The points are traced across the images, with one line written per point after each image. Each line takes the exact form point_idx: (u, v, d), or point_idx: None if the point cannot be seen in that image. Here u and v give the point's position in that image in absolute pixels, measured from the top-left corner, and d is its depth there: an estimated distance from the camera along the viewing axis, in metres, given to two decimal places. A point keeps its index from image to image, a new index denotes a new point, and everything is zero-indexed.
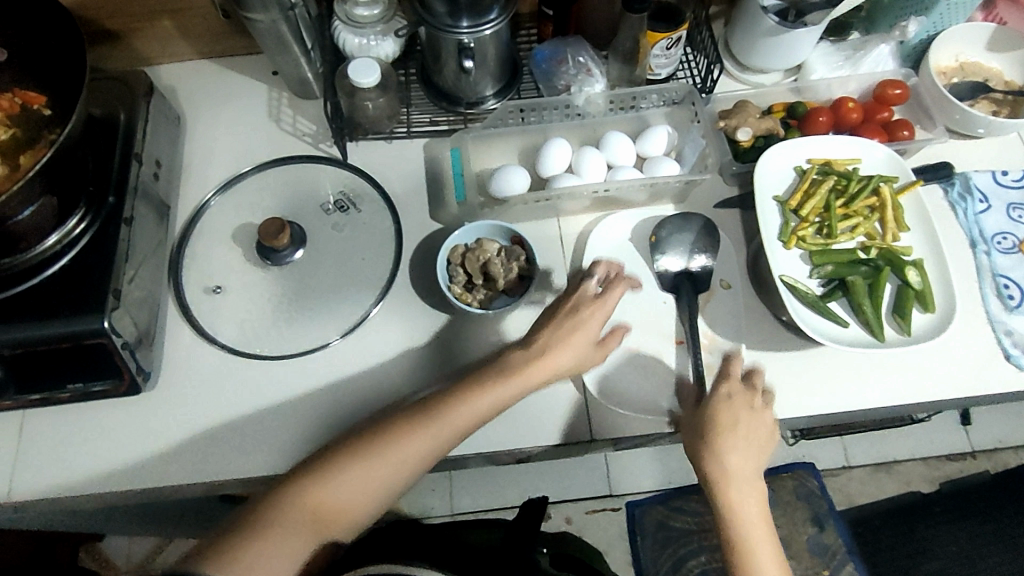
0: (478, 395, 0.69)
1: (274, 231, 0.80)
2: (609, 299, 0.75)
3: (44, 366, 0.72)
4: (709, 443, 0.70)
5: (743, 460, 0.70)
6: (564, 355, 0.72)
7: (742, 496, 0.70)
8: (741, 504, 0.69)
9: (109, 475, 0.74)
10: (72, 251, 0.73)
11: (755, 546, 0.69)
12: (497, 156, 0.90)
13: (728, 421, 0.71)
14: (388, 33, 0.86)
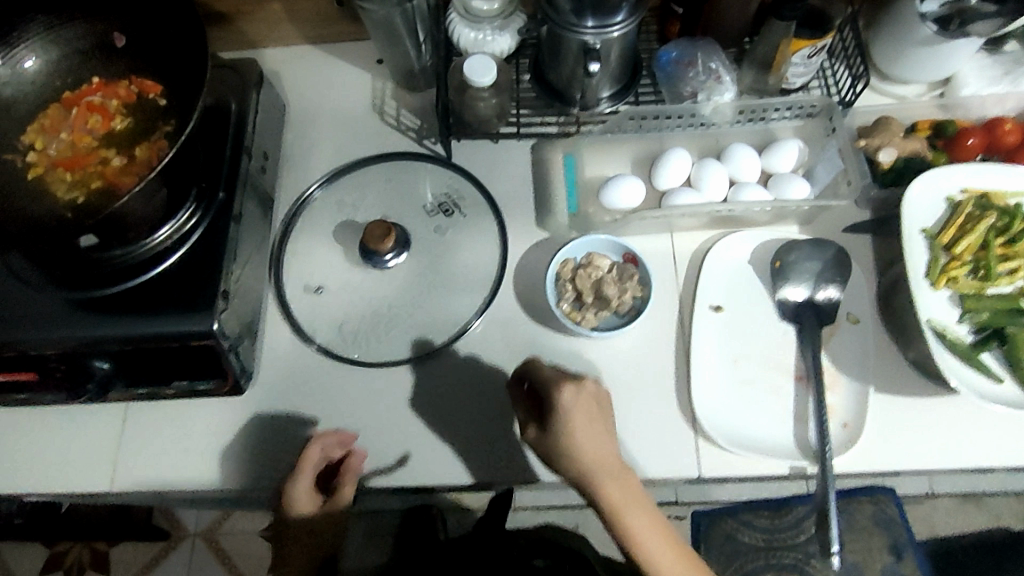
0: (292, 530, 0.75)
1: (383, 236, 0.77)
2: (311, 462, 0.70)
3: (152, 364, 0.72)
4: (569, 458, 0.62)
5: (605, 465, 0.63)
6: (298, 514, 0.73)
7: (630, 501, 0.63)
8: (627, 510, 0.63)
9: (208, 470, 0.74)
10: (183, 247, 0.72)
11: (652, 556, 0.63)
12: (610, 164, 0.85)
13: (586, 435, 0.62)
14: (506, 28, 0.82)
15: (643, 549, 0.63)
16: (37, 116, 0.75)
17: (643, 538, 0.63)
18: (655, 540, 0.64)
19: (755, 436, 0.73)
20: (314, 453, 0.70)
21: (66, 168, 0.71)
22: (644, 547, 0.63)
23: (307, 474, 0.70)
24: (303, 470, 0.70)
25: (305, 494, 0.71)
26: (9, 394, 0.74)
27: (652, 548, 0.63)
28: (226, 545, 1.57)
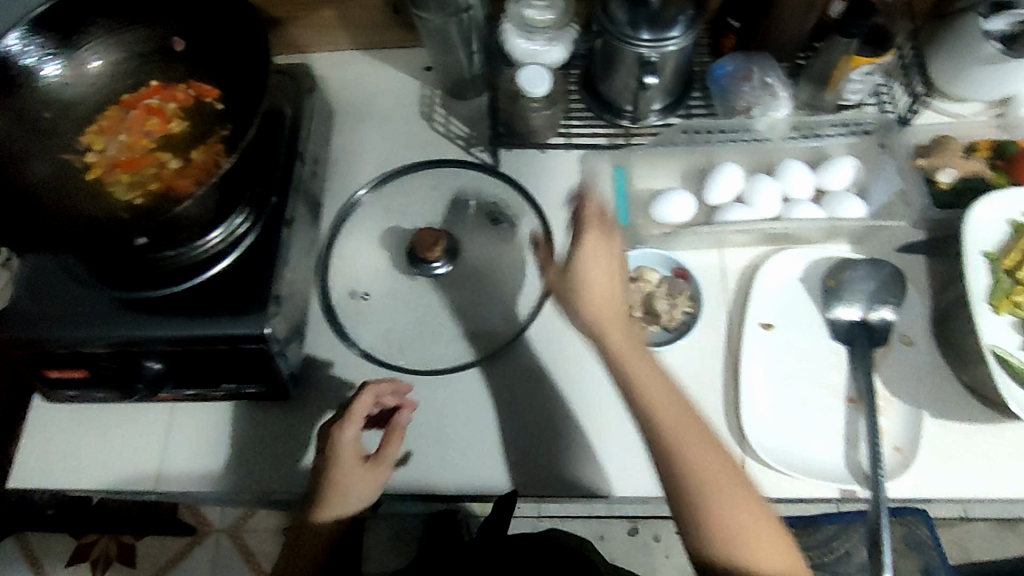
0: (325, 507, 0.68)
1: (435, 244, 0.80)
2: (362, 409, 0.68)
3: (202, 368, 0.72)
4: (585, 302, 0.65)
5: (607, 298, 0.65)
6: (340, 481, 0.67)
7: (644, 375, 0.63)
8: (641, 373, 0.63)
9: (251, 473, 0.74)
10: (235, 251, 0.73)
11: (677, 450, 0.60)
12: (659, 177, 0.85)
13: (600, 270, 0.65)
14: (559, 39, 0.82)
15: (643, 405, 0.62)
16: (96, 117, 0.75)
17: (671, 434, 0.61)
18: (683, 437, 0.61)
19: (804, 458, 0.71)
20: (366, 399, 0.68)
21: (124, 169, 0.72)
22: (666, 428, 0.61)
23: (359, 417, 0.68)
24: (354, 413, 0.68)
25: (354, 445, 0.68)
26: (60, 390, 0.75)
27: (676, 438, 0.60)
28: (250, 541, 1.57)
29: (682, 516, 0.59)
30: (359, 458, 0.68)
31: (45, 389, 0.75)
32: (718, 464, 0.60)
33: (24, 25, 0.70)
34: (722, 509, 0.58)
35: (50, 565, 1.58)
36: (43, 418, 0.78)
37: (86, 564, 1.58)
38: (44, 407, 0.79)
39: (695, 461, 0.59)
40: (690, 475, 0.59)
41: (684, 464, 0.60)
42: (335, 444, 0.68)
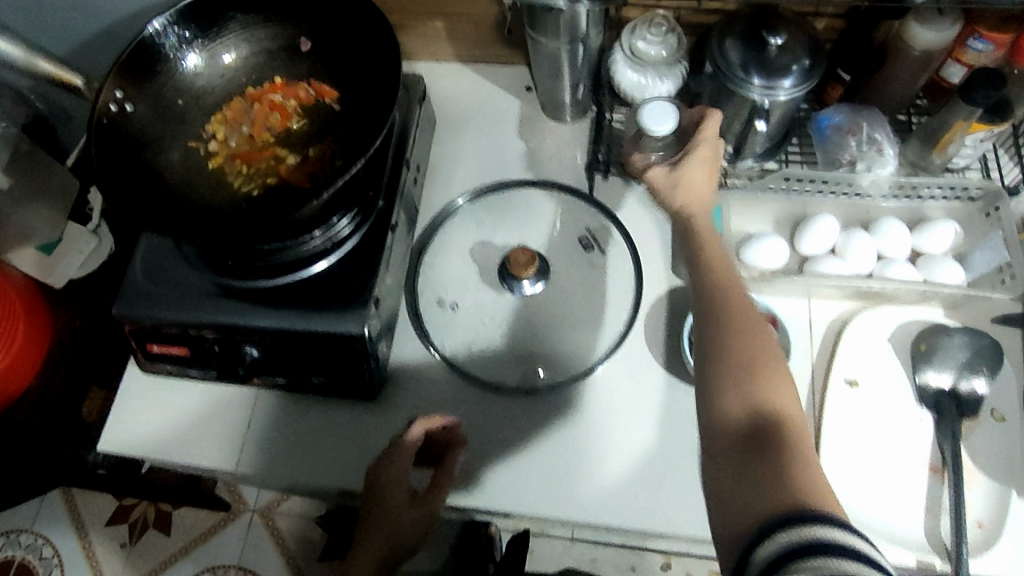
0: (379, 514, 0.71)
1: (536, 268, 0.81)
2: (411, 444, 0.72)
3: (296, 362, 0.75)
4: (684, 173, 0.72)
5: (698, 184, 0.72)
6: (387, 497, 0.71)
7: (713, 263, 0.66)
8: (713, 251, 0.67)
9: (330, 467, 0.77)
10: (341, 250, 0.75)
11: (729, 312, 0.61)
12: (753, 220, 0.85)
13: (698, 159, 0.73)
14: (667, 75, 0.82)
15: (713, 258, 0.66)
16: (221, 107, 0.79)
17: (723, 307, 0.61)
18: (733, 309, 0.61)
19: (881, 522, 0.71)
20: (416, 435, 0.73)
21: (245, 161, 0.76)
22: (720, 288, 0.63)
23: (404, 453, 0.72)
24: (401, 450, 0.72)
25: (400, 481, 0.71)
26: (158, 363, 0.78)
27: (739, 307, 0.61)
28: (281, 524, 1.60)
29: (714, 406, 0.56)
30: (407, 493, 0.71)
31: (145, 360, 0.79)
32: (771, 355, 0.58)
33: (168, 14, 0.74)
34: (765, 383, 0.56)
35: (90, 521, 1.62)
36: (135, 388, 0.82)
37: (124, 525, 1.62)
38: (136, 378, 0.83)
39: (751, 342, 0.58)
40: (730, 334, 0.59)
41: (732, 337, 0.59)
42: (382, 481, 0.71)
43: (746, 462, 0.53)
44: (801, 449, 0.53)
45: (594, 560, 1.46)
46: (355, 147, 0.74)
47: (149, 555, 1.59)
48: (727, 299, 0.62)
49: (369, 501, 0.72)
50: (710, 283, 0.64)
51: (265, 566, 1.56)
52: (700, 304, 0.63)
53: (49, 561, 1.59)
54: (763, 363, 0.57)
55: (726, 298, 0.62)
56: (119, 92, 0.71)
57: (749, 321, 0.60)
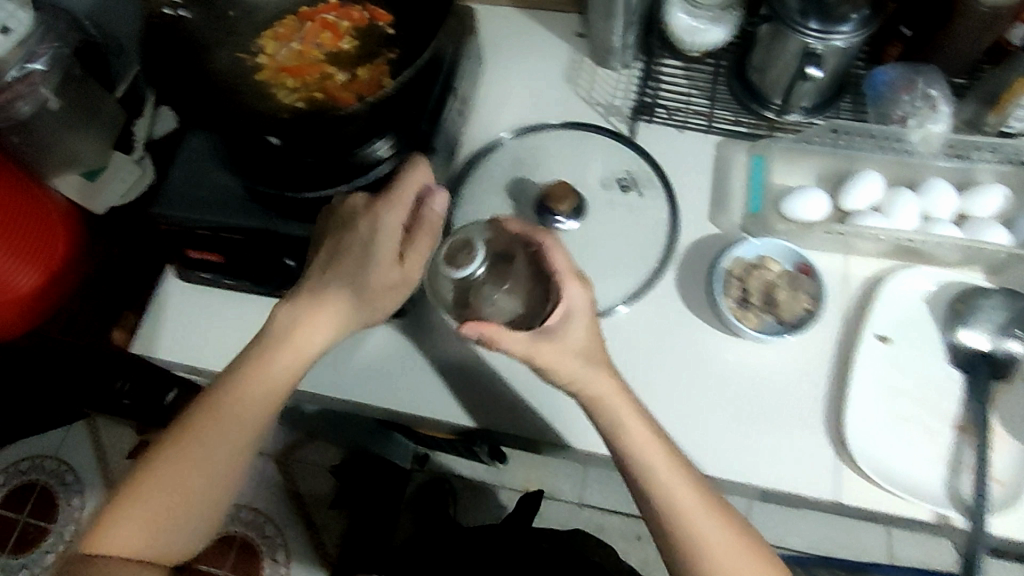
0: (338, 271, 0.69)
1: (428, 179, 0.71)
2: (406, 192, 0.69)
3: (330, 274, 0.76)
4: (619, 451, 0.66)
5: (608, 386, 0.66)
6: (358, 254, 0.68)
7: (676, 535, 0.63)
8: (630, 423, 0.66)
9: (357, 384, 0.80)
10: (379, 171, 0.76)
11: (681, 519, 0.63)
12: (793, 175, 0.84)
13: (562, 362, 0.66)
14: (721, 20, 0.82)
15: (638, 456, 0.65)
16: (274, 25, 0.81)
17: (673, 513, 0.63)
18: (677, 487, 0.64)
19: (900, 474, 0.71)
20: (409, 183, 0.69)
21: (292, 75, 0.76)
22: (654, 476, 0.64)
23: (409, 202, 0.70)
24: (398, 196, 0.69)
25: (392, 229, 0.68)
26: (193, 270, 0.80)
27: (693, 517, 0.63)
28: (296, 471, 1.58)
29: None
30: (395, 246, 0.69)
31: (181, 267, 0.80)
32: (715, 534, 0.63)
33: None
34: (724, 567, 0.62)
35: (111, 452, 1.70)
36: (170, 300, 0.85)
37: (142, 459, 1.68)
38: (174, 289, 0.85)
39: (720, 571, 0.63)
40: (692, 521, 0.63)
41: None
42: (369, 227, 0.68)
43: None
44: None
45: (599, 526, 1.47)
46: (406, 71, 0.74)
47: None
48: (671, 523, 0.64)
49: (345, 236, 0.69)
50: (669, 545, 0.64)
51: (274, 511, 1.55)
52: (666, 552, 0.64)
53: (70, 486, 1.73)
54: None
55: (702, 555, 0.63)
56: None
57: (686, 500, 0.64)
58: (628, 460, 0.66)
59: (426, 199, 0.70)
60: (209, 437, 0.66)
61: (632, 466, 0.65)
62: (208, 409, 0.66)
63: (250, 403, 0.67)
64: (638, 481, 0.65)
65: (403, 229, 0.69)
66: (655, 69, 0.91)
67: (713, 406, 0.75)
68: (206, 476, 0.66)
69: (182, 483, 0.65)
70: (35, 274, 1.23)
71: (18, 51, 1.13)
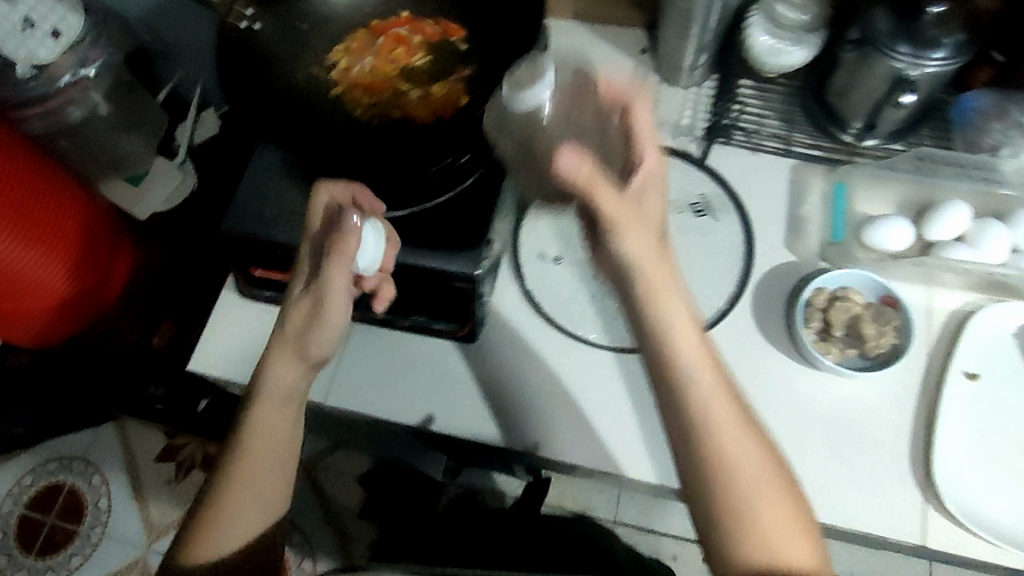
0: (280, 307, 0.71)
1: (333, 195, 0.69)
2: (312, 225, 0.69)
3: (400, 295, 0.75)
4: (666, 361, 0.57)
5: (664, 279, 0.59)
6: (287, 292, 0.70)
7: (721, 485, 0.55)
8: (679, 327, 0.58)
9: (421, 408, 0.78)
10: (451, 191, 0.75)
11: (727, 464, 0.55)
12: (875, 202, 0.82)
13: (633, 228, 0.59)
14: (803, 42, 0.80)
15: (688, 376, 0.57)
16: (344, 37, 0.79)
17: (724, 454, 0.55)
18: (728, 429, 0.55)
19: (991, 519, 0.68)
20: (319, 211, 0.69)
21: (366, 90, 0.75)
22: (704, 404, 0.56)
23: (318, 223, 0.68)
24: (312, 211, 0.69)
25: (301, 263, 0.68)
26: (260, 287, 0.80)
27: (742, 466, 0.54)
28: (325, 482, 1.56)
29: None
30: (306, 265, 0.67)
31: (246, 283, 0.80)
32: (768, 495, 0.54)
33: None
34: (770, 540, 0.53)
35: (140, 455, 1.67)
36: (230, 316, 0.83)
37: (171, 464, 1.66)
38: (234, 305, 0.84)
39: (756, 540, 0.53)
40: (739, 476, 0.54)
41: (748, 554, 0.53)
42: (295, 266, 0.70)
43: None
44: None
45: (637, 545, 1.43)
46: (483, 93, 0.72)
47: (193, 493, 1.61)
48: (719, 482, 0.55)
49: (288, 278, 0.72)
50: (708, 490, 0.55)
51: (305, 521, 1.53)
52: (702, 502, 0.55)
53: (98, 488, 1.64)
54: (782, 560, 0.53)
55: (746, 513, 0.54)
56: (249, 10, 0.73)
57: (734, 446, 0.55)
58: (673, 379, 0.57)
59: (327, 225, 0.67)
60: (256, 442, 0.66)
61: (679, 390, 0.57)
62: (252, 405, 0.67)
63: (286, 399, 0.68)
64: (686, 407, 0.56)
65: (312, 257, 0.68)
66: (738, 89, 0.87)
67: (794, 441, 0.72)
68: (260, 484, 0.66)
69: (247, 515, 0.65)
70: (77, 279, 1.20)
71: (72, 56, 1.13)
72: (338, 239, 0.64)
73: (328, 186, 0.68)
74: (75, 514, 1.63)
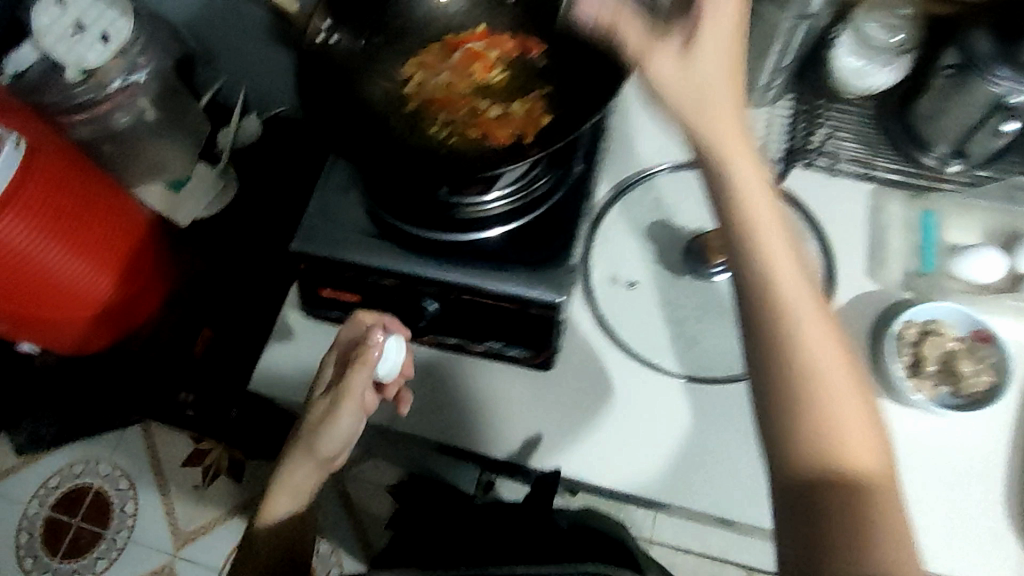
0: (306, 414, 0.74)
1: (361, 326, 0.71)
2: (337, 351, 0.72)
3: (475, 321, 0.72)
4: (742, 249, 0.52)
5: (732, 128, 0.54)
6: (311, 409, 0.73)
7: (794, 375, 0.49)
8: (748, 183, 0.53)
9: (489, 435, 0.74)
10: (531, 214, 0.73)
11: (800, 342, 0.49)
12: (963, 231, 0.80)
13: (682, 87, 0.54)
14: (893, 63, 0.77)
15: (757, 234, 0.52)
16: (418, 52, 0.77)
17: (797, 337, 0.49)
18: (803, 302, 0.50)
19: None
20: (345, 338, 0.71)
21: (442, 107, 0.73)
22: (772, 278, 0.51)
23: (344, 350, 0.71)
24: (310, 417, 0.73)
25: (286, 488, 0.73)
26: (324, 307, 0.77)
27: (816, 354, 0.49)
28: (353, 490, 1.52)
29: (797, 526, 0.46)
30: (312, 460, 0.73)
31: (310, 303, 0.77)
32: (842, 387, 0.48)
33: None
34: (840, 444, 0.47)
35: (166, 457, 1.59)
36: (288, 335, 0.80)
37: (198, 468, 1.59)
38: (291, 323, 0.81)
39: (830, 440, 0.47)
40: (813, 356, 0.49)
41: (817, 443, 0.47)
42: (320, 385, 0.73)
43: (826, 536, 0.45)
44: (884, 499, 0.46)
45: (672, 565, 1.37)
46: (571, 117, 0.70)
47: (222, 498, 1.56)
48: (795, 359, 0.49)
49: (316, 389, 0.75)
50: (779, 373, 0.49)
51: (333, 530, 1.49)
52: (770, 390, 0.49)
53: (125, 493, 1.56)
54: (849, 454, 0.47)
55: (818, 403, 0.48)
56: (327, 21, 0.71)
57: (809, 328, 0.49)
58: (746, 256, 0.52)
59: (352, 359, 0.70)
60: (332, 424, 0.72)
61: (755, 268, 0.51)
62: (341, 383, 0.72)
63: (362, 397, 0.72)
64: (763, 296, 0.51)
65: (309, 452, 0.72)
66: (824, 109, 0.86)
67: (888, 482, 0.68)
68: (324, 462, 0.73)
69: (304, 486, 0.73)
70: (118, 287, 1.19)
71: (121, 62, 1.13)
72: (362, 350, 0.68)
73: (366, 315, 0.71)
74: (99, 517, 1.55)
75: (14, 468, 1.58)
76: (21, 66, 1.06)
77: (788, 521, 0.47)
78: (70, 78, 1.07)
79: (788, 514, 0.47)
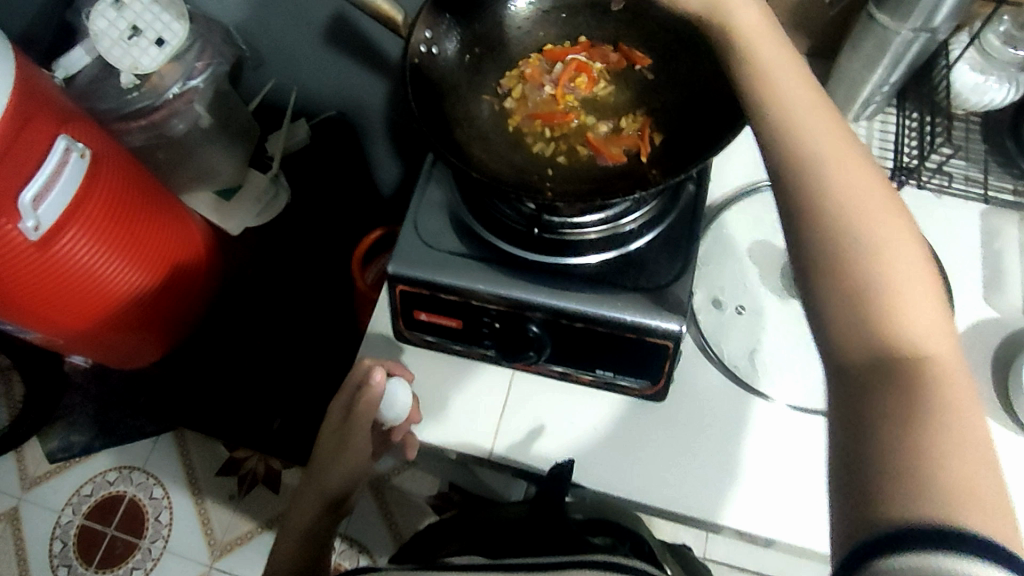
0: (324, 440, 0.78)
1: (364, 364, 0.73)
2: (348, 384, 0.74)
3: (583, 349, 0.69)
4: (788, 144, 0.46)
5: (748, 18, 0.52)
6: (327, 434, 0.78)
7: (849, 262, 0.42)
8: (782, 81, 0.49)
9: (591, 466, 0.70)
10: (643, 236, 0.69)
11: (847, 222, 0.43)
12: None
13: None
14: (1012, 79, 0.76)
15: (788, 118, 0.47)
16: (519, 64, 0.74)
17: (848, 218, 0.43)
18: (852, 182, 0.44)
19: None
20: (356, 372, 0.73)
21: (546, 123, 0.70)
22: (812, 163, 0.45)
23: (353, 383, 0.73)
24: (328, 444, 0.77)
25: (306, 509, 0.77)
26: (418, 332, 0.74)
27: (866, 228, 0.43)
28: (390, 499, 1.41)
29: (845, 421, 0.39)
30: (320, 498, 0.77)
31: (404, 328, 0.74)
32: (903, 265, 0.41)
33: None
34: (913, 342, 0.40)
35: (199, 467, 1.45)
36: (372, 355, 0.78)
37: (233, 477, 1.44)
38: (376, 342, 0.78)
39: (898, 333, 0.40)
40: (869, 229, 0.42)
41: (871, 334, 0.40)
42: (336, 416, 0.76)
43: (879, 437, 0.37)
44: (960, 407, 0.37)
45: None
46: (685, 140, 0.66)
47: (262, 508, 1.41)
48: (836, 239, 0.43)
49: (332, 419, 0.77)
50: (832, 261, 0.42)
51: (370, 541, 1.37)
52: (819, 285, 0.42)
53: (159, 501, 1.42)
54: (910, 343, 0.40)
55: (873, 289, 0.41)
56: (429, 33, 0.69)
57: (859, 206, 0.43)
58: (791, 150, 0.46)
59: (354, 389, 0.73)
60: (336, 467, 0.76)
61: (789, 148, 0.46)
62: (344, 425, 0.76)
63: (359, 444, 0.75)
64: (810, 189, 0.45)
65: (321, 480, 0.77)
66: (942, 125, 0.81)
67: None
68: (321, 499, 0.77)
69: (302, 519, 0.77)
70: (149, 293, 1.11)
71: (177, 67, 1.08)
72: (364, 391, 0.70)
73: (369, 359, 0.74)
74: (134, 525, 1.41)
75: (47, 475, 1.45)
76: (73, 68, 1.05)
77: (840, 415, 0.40)
78: (123, 82, 1.05)
79: (842, 415, 0.40)
